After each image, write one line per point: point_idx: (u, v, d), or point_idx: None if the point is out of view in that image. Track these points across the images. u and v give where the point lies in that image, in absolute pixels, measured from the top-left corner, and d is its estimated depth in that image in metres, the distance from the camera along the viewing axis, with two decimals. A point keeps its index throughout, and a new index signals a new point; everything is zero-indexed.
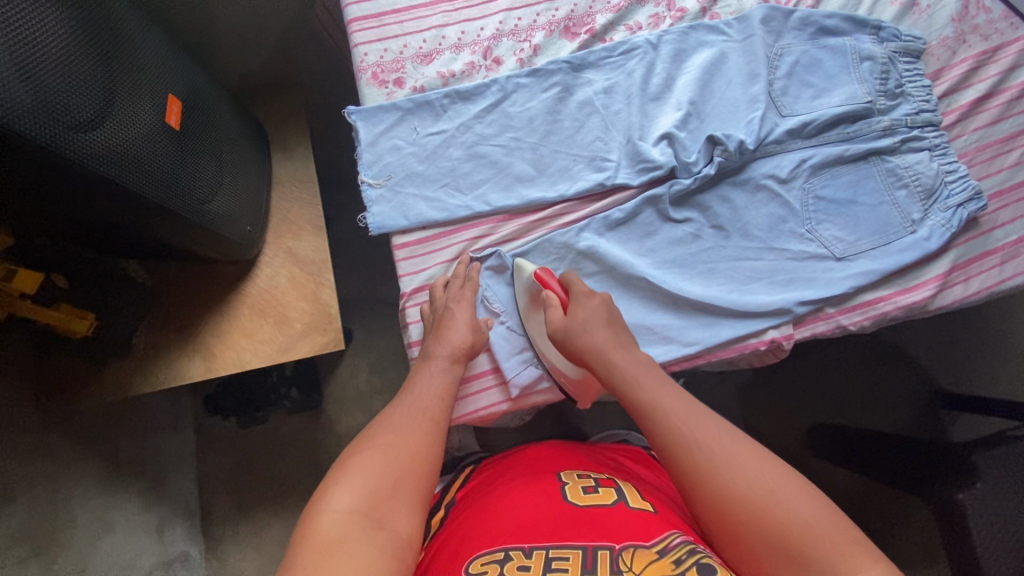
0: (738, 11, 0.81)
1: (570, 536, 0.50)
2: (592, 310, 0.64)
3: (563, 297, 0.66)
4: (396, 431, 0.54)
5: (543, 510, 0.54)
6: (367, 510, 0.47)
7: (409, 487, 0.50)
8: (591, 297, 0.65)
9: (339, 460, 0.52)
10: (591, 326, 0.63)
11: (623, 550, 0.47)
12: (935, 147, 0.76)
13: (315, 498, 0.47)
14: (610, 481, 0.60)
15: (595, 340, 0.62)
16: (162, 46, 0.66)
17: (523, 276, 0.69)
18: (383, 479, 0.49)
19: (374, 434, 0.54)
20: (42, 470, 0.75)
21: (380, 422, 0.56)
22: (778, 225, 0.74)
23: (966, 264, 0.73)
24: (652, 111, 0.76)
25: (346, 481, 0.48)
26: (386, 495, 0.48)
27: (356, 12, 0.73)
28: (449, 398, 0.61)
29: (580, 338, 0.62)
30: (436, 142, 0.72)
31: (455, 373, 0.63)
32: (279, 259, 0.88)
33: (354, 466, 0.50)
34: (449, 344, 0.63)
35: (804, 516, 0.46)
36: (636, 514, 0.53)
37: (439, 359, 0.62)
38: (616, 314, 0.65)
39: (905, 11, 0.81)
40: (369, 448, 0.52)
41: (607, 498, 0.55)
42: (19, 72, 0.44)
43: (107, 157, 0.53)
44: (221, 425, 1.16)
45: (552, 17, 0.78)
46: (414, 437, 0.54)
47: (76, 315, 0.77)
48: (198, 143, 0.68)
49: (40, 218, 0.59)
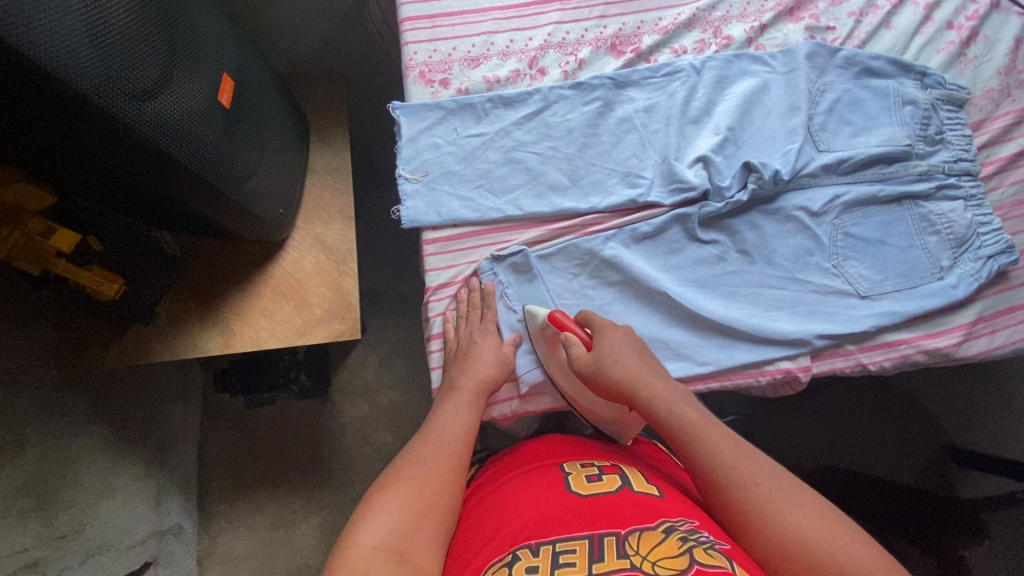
0: (784, 44, 0.81)
1: (576, 527, 0.50)
2: (617, 341, 0.65)
3: (586, 333, 0.66)
4: (421, 466, 0.55)
5: (548, 499, 0.55)
6: (392, 544, 0.47)
7: (434, 515, 0.51)
8: (613, 327, 0.66)
9: (367, 493, 0.52)
10: (617, 356, 0.64)
11: (629, 535, 0.49)
12: (971, 197, 0.76)
13: (344, 533, 0.48)
14: (614, 467, 0.60)
15: (627, 370, 0.62)
16: (222, 27, 0.68)
17: (538, 319, 0.69)
18: (408, 512, 0.50)
19: (399, 469, 0.55)
20: (57, 426, 0.76)
21: (405, 456, 0.57)
22: (804, 257, 0.74)
23: (992, 316, 0.73)
24: (690, 134, 0.77)
25: (372, 515, 0.49)
26: (412, 529, 0.49)
27: (410, 12, 0.75)
28: (471, 429, 0.61)
29: (610, 371, 0.63)
30: (475, 143, 0.73)
31: (478, 407, 0.63)
32: (306, 244, 0.89)
33: (381, 500, 0.51)
34: (473, 376, 0.64)
35: (865, 559, 0.46)
36: (641, 500, 0.54)
37: (462, 392, 0.63)
38: (640, 344, 0.67)
39: (951, 60, 0.81)
40: (395, 482, 0.53)
41: (611, 486, 0.56)
42: (90, 38, 0.47)
43: (161, 127, 0.55)
44: (229, 403, 1.17)
45: (600, 34, 0.79)
46: (437, 472, 0.55)
47: (106, 279, 0.73)
48: (244, 124, 0.70)
49: (89, 180, 0.61)
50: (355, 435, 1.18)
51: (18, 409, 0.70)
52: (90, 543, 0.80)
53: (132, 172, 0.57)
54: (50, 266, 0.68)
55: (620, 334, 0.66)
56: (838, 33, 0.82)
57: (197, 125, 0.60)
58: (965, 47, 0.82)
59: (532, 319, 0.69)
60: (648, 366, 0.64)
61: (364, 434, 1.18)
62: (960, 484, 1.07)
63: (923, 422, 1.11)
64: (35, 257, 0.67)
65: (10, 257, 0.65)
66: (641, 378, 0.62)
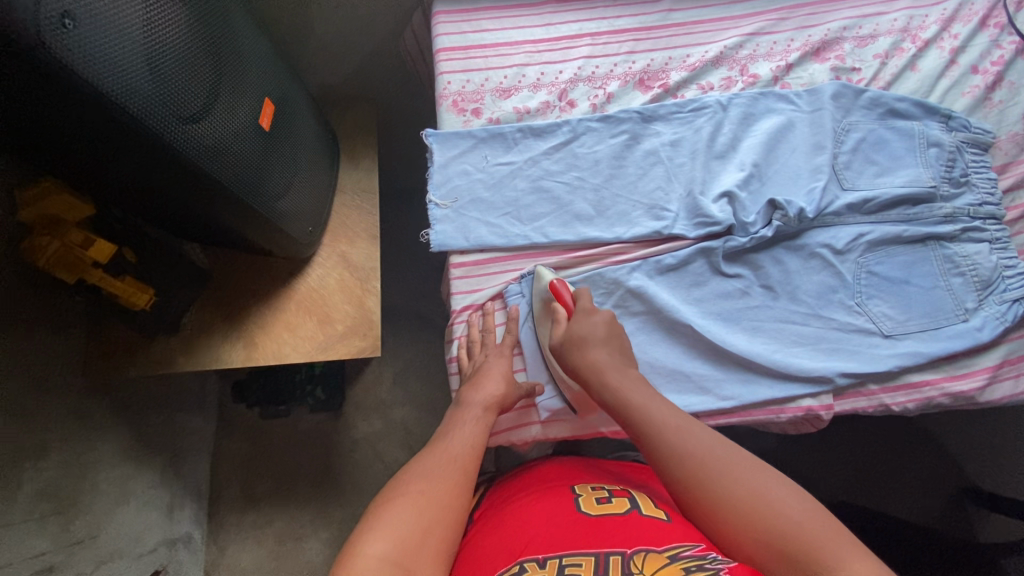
0: (810, 83, 0.83)
1: (582, 544, 0.51)
2: (589, 327, 0.66)
3: (570, 308, 0.68)
4: (428, 478, 0.53)
5: (555, 517, 0.55)
6: (398, 557, 0.45)
7: (440, 532, 0.49)
8: (594, 312, 0.67)
9: (372, 505, 0.50)
10: (588, 341, 0.65)
11: (634, 555, 0.49)
12: (997, 240, 0.76)
13: (349, 543, 0.46)
14: (623, 491, 0.60)
15: (592, 358, 0.64)
16: (265, 51, 0.70)
17: (541, 283, 0.71)
18: (414, 527, 0.48)
19: (407, 481, 0.53)
20: (78, 433, 0.78)
21: (411, 466, 0.55)
22: (828, 294, 0.75)
23: (1018, 359, 0.72)
24: (715, 169, 0.78)
25: (377, 527, 0.47)
26: (417, 544, 0.47)
27: (445, 43, 0.78)
28: (479, 446, 0.59)
29: (578, 353, 0.64)
30: (504, 172, 0.75)
31: (488, 421, 0.62)
32: (332, 261, 0.91)
33: (387, 512, 0.49)
34: (483, 392, 0.63)
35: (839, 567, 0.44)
36: (650, 523, 0.54)
37: (473, 407, 0.62)
38: (617, 331, 0.67)
39: (977, 104, 0.82)
40: (401, 495, 0.51)
41: (620, 507, 0.56)
42: (147, 64, 0.49)
43: (202, 149, 0.57)
44: (245, 413, 1.19)
45: (629, 68, 0.82)
46: (443, 484, 0.53)
47: (138, 290, 0.75)
48: (280, 145, 0.72)
49: (129, 193, 0.63)
50: (368, 451, 1.18)
51: (43, 415, 0.71)
52: (103, 549, 0.81)
53: (174, 190, 0.59)
54: (85, 276, 0.69)
55: (597, 320, 0.66)
56: (863, 74, 0.83)
57: (237, 150, 0.62)
58: (990, 92, 0.83)
59: (538, 281, 0.71)
60: (616, 354, 0.65)
61: (376, 450, 1.19)
62: (981, 528, 1.04)
63: (940, 462, 1.09)
64: (71, 266, 0.68)
65: (48, 265, 0.66)
66: (600, 365, 0.63)
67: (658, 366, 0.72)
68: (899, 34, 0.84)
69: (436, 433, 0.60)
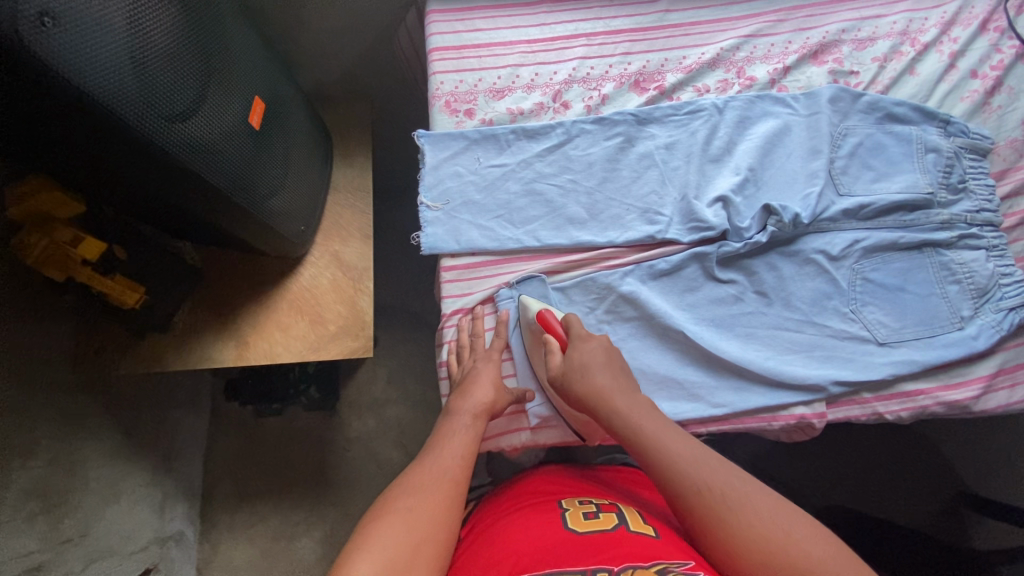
0: (807, 86, 0.82)
1: (568, 561, 0.50)
2: (589, 353, 0.64)
3: (563, 339, 0.66)
4: (416, 493, 0.52)
5: (541, 535, 0.55)
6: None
7: (430, 549, 0.48)
8: (589, 337, 0.65)
9: (360, 524, 0.50)
10: (588, 367, 0.63)
11: (621, 571, 0.48)
12: (993, 247, 0.75)
13: (337, 564, 0.45)
14: (611, 506, 0.60)
15: (596, 385, 0.62)
16: (255, 48, 0.69)
17: (529, 314, 0.69)
18: (403, 544, 0.47)
19: (394, 497, 0.52)
20: (68, 432, 0.77)
21: (400, 480, 0.55)
22: (822, 300, 0.74)
23: (1013, 369, 0.72)
24: (710, 172, 0.77)
25: (366, 546, 0.46)
26: (406, 562, 0.46)
27: (438, 43, 0.77)
28: (470, 455, 0.58)
29: (580, 383, 0.62)
30: (497, 174, 0.74)
31: (477, 429, 0.61)
32: (324, 261, 0.90)
33: (376, 529, 0.48)
34: (472, 400, 0.63)
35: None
36: (638, 539, 0.53)
37: (461, 415, 0.62)
38: (616, 354, 0.65)
39: (976, 109, 0.81)
40: (390, 511, 0.50)
41: (607, 523, 0.56)
42: (133, 62, 0.49)
43: (190, 148, 0.56)
44: (239, 411, 1.18)
45: (624, 70, 0.81)
46: (433, 498, 0.52)
47: (128, 288, 0.73)
48: (271, 143, 0.71)
49: (118, 190, 0.62)
50: (361, 450, 1.18)
51: (31, 413, 0.71)
52: (93, 547, 0.80)
53: (161, 188, 0.58)
54: (74, 274, 0.69)
55: (594, 344, 0.65)
56: (862, 77, 0.82)
57: (225, 149, 0.61)
58: (989, 96, 0.82)
59: (526, 312, 0.69)
60: (618, 376, 0.63)
61: (370, 449, 1.18)
62: (976, 534, 1.04)
63: (935, 467, 1.09)
64: (62, 263, 0.67)
65: (38, 264, 0.66)
66: (606, 392, 0.61)
67: (650, 372, 0.71)
68: (898, 37, 0.83)
69: (426, 445, 0.60)
